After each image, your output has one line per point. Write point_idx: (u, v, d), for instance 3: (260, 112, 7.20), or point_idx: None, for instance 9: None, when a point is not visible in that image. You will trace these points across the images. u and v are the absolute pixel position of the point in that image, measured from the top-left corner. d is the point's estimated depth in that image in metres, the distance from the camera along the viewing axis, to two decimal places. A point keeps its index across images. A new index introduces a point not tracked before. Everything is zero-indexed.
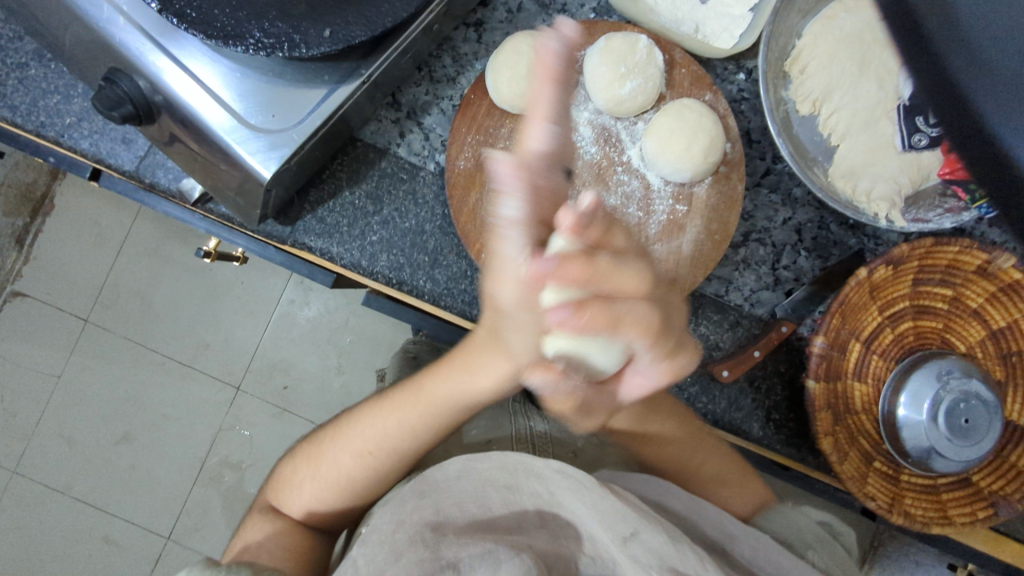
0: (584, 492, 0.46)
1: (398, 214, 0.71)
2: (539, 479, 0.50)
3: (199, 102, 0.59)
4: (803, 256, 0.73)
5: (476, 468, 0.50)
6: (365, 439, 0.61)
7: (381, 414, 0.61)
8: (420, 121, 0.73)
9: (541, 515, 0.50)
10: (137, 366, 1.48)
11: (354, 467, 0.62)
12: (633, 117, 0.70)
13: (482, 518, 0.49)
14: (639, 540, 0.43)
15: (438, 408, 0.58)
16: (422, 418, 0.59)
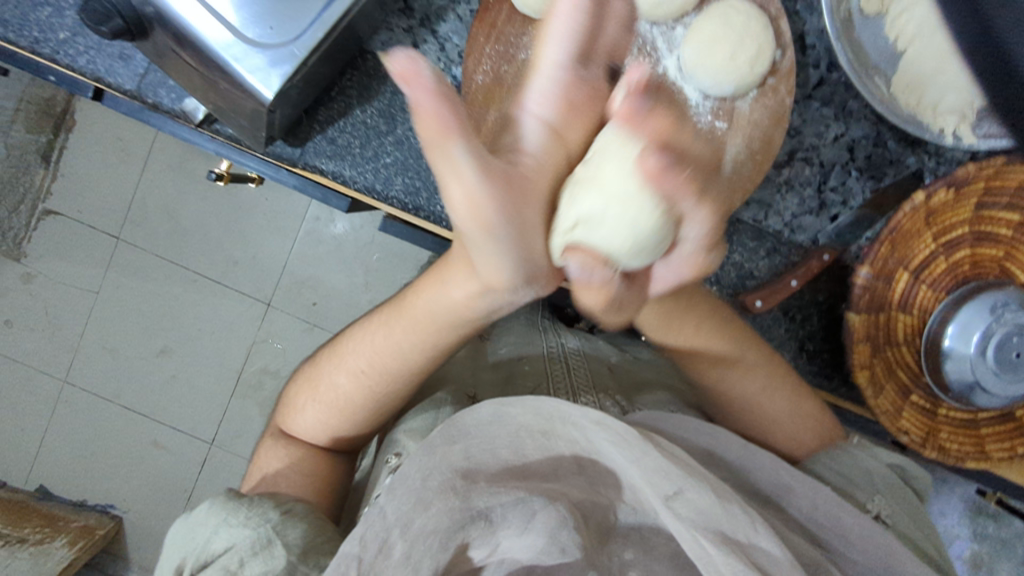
0: (624, 448, 0.44)
1: (413, 134, 0.67)
2: (575, 428, 0.46)
3: (193, 14, 0.53)
4: (854, 176, 0.67)
5: (509, 413, 0.46)
6: (363, 356, 0.59)
7: (376, 324, 0.58)
8: (434, 29, 0.66)
9: (578, 464, 0.47)
10: (171, 282, 1.51)
11: (356, 390, 0.60)
12: (672, 21, 0.62)
13: (517, 465, 0.45)
14: (684, 498, 0.41)
15: (421, 319, 0.54)
16: (417, 331, 0.55)
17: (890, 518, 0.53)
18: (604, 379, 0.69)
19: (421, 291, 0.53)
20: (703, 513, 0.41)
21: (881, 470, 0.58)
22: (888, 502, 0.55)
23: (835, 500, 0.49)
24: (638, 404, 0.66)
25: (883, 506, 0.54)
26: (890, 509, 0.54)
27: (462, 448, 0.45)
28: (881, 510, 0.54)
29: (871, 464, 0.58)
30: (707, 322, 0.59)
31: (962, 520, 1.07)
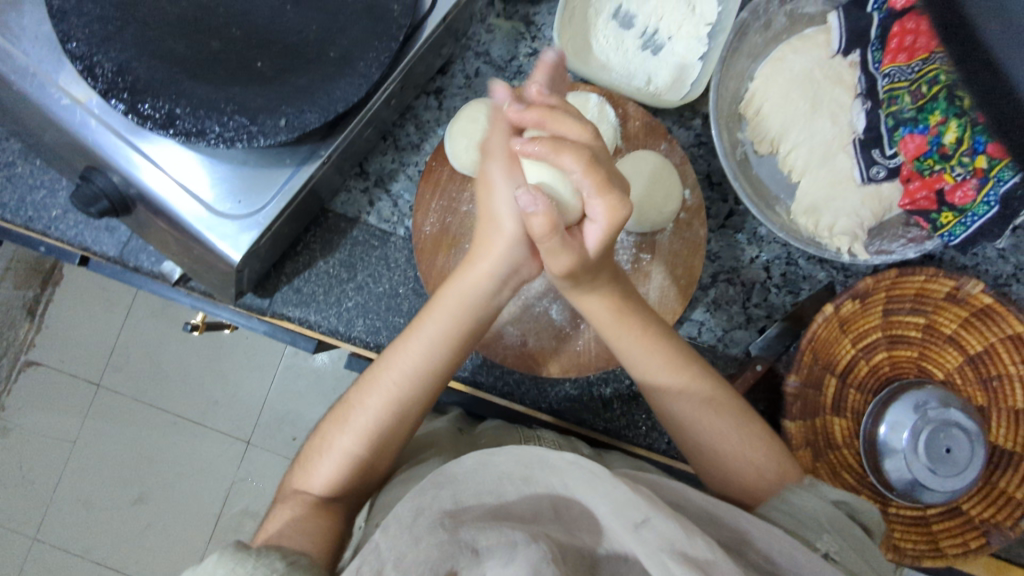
0: (596, 484, 0.42)
1: (371, 280, 0.74)
2: (552, 471, 0.45)
3: (172, 194, 0.62)
4: (774, 293, 0.74)
5: (493, 461, 0.47)
6: (404, 373, 0.60)
7: (410, 329, 0.62)
8: (388, 188, 0.75)
9: (555, 507, 0.45)
10: (149, 426, 1.51)
11: (384, 405, 0.60)
12: None
13: (494, 505, 0.45)
14: (649, 526, 0.39)
15: (456, 305, 0.61)
16: (460, 308, 0.61)
17: (839, 555, 0.49)
18: None
19: (434, 318, 0.61)
20: (665, 537, 0.39)
21: (827, 508, 0.53)
22: (839, 540, 0.49)
23: (789, 537, 0.45)
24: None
25: (831, 543, 0.49)
26: (839, 547, 0.49)
27: (448, 492, 0.46)
28: (829, 547, 0.49)
29: (815, 503, 0.54)
30: (652, 323, 0.63)
31: None
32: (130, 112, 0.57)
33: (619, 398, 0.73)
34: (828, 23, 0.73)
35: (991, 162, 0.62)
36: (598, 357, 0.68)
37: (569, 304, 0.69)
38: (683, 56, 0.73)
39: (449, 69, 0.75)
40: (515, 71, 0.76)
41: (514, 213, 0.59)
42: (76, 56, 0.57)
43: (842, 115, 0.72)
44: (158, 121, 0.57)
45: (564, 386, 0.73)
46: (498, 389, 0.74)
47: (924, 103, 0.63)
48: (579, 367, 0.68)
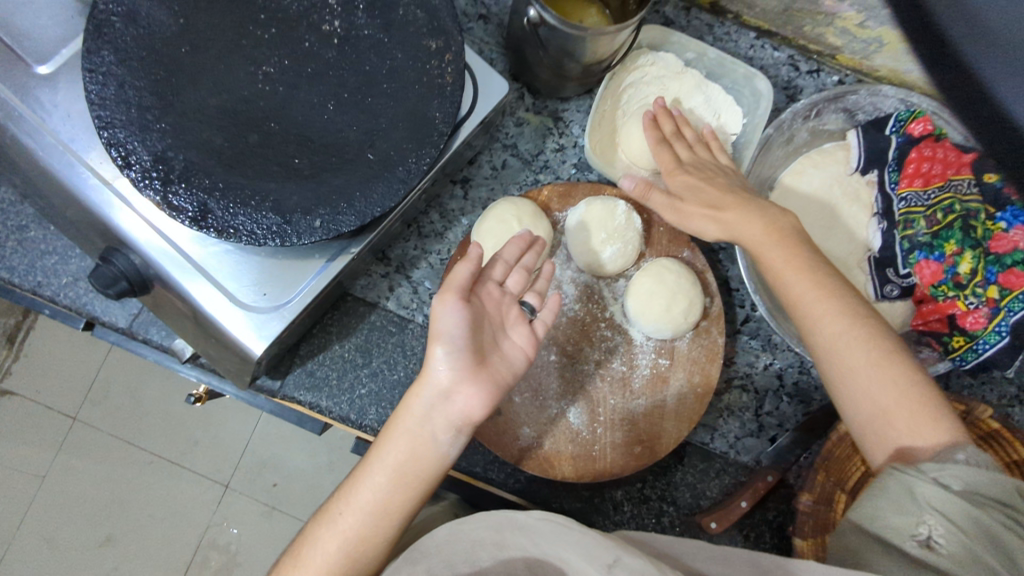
0: (564, 532, 0.48)
1: (387, 367, 0.73)
2: (523, 531, 0.49)
3: (194, 283, 0.61)
4: (785, 400, 0.75)
5: (463, 530, 0.50)
6: (356, 513, 0.55)
7: (367, 458, 0.57)
8: (408, 275, 0.75)
9: (529, 568, 0.47)
10: (126, 466, 1.47)
11: (340, 545, 0.54)
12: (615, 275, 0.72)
13: (469, 574, 0.47)
14: (621, 563, 0.45)
15: (415, 429, 0.56)
16: (412, 440, 0.56)
17: (943, 539, 0.46)
18: None
19: (388, 445, 0.56)
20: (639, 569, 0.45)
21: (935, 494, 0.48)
22: (941, 517, 0.47)
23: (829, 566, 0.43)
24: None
25: (935, 526, 0.47)
26: (942, 526, 0.46)
27: (424, 566, 0.48)
28: (932, 530, 0.47)
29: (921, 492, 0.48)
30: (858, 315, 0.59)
31: None
32: (163, 203, 0.56)
33: (629, 501, 0.72)
34: (848, 140, 0.77)
35: (1002, 293, 0.65)
36: (612, 462, 0.68)
37: (588, 407, 0.69)
38: None
39: (477, 160, 0.76)
40: (542, 166, 0.77)
41: (457, 349, 0.55)
42: (110, 143, 0.56)
43: (859, 232, 0.75)
44: (190, 215, 0.56)
45: (574, 485, 0.73)
46: (509, 485, 0.72)
47: (938, 229, 0.67)
48: (591, 471, 0.68)
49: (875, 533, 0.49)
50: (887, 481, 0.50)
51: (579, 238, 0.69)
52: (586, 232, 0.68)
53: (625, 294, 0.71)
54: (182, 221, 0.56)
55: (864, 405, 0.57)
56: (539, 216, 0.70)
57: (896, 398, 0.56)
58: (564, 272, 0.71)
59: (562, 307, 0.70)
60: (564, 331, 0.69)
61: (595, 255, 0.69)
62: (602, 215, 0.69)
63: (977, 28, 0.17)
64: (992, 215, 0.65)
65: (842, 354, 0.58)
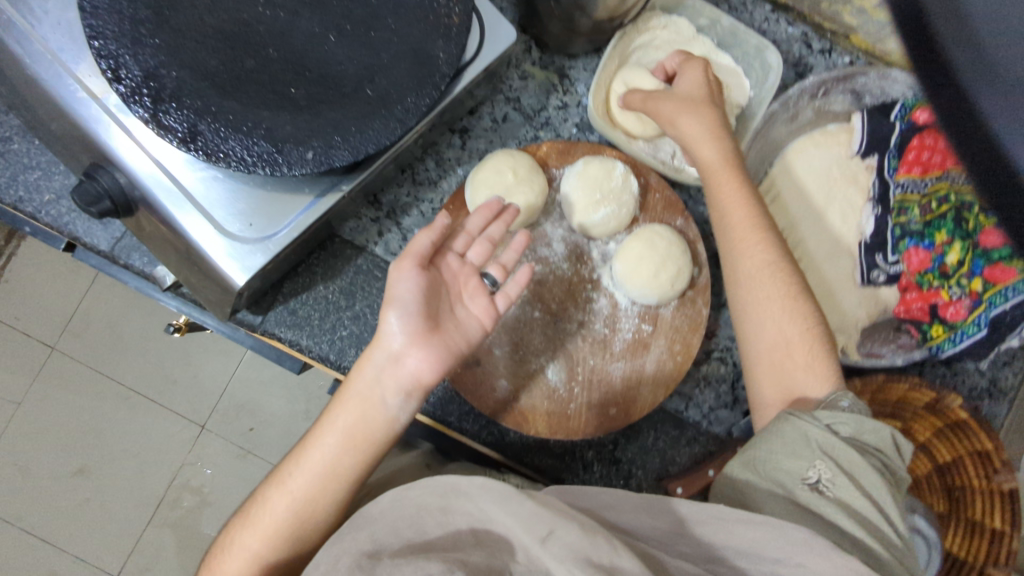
0: (502, 501, 0.44)
1: (370, 311, 0.72)
2: (467, 497, 0.46)
3: (180, 207, 0.60)
4: None
5: (407, 496, 0.47)
6: (303, 476, 0.53)
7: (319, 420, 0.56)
8: (399, 221, 0.74)
9: (474, 533, 0.45)
10: (102, 399, 1.46)
11: (287, 505, 0.53)
12: (605, 237, 0.71)
13: (416, 542, 0.44)
14: (556, 537, 0.42)
15: (362, 394, 0.55)
16: (358, 403, 0.55)
17: (829, 484, 0.50)
18: None
19: (336, 410, 0.55)
20: (572, 544, 0.42)
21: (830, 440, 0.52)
22: (832, 465, 0.51)
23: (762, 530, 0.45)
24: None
25: (824, 471, 0.51)
26: (831, 474, 0.51)
27: (367, 533, 0.45)
28: (823, 475, 0.51)
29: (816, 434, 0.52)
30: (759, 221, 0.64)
31: None
32: (152, 121, 0.54)
33: (599, 461, 0.73)
34: (852, 123, 0.76)
35: (986, 286, 0.66)
36: (586, 422, 0.68)
37: (567, 365, 0.69)
38: None
39: (478, 110, 0.75)
40: (542, 122, 0.76)
41: (409, 313, 0.56)
42: (101, 54, 0.54)
43: (851, 217, 0.75)
44: (179, 135, 0.55)
45: (547, 442, 0.73)
46: (483, 437, 0.73)
47: (931, 218, 0.68)
48: (564, 428, 0.68)
49: (771, 473, 0.52)
50: (784, 425, 0.54)
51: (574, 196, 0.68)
52: (582, 191, 0.68)
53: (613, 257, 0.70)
54: (171, 141, 0.54)
55: (761, 336, 0.61)
56: (535, 170, 0.69)
57: (795, 336, 0.60)
58: (555, 230, 0.71)
59: (551, 265, 0.70)
60: (550, 288, 0.69)
61: (587, 214, 0.68)
62: (600, 176, 0.68)
63: (987, 75, 0.18)
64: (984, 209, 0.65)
65: (740, 300, 0.63)
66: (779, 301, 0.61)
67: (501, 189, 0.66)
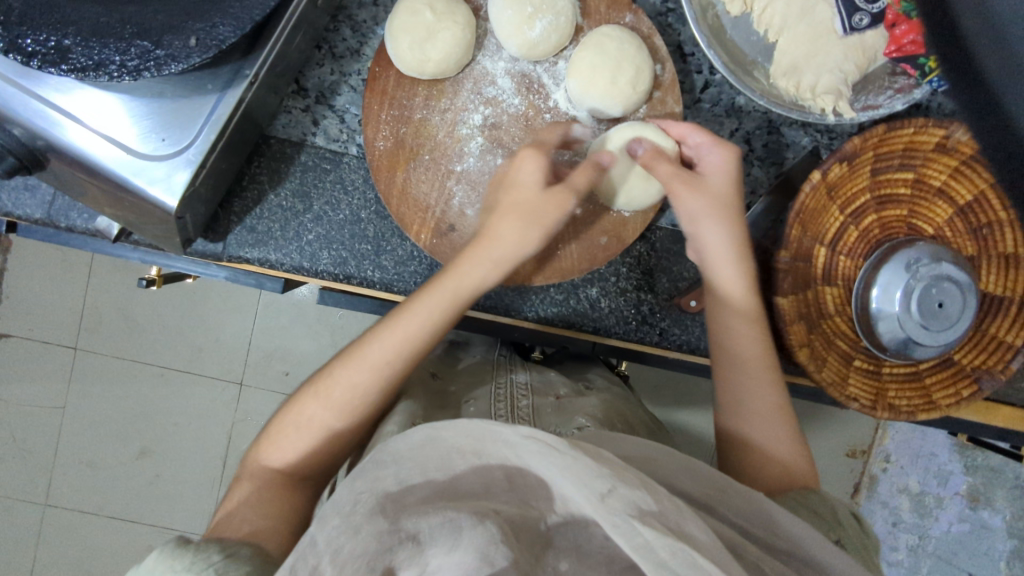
0: (553, 458, 0.38)
1: (330, 208, 0.68)
2: (506, 445, 0.41)
3: (88, 142, 0.55)
4: (757, 166, 0.71)
5: (442, 437, 0.42)
6: (369, 367, 0.55)
7: (404, 309, 0.56)
8: (331, 104, 0.68)
9: (507, 479, 0.42)
10: (137, 382, 1.48)
11: (370, 384, 0.55)
12: (553, 56, 0.64)
13: (443, 484, 0.42)
14: (616, 496, 0.36)
15: (465, 293, 0.56)
16: (454, 302, 0.56)
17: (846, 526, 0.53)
18: (521, 397, 0.65)
19: (423, 309, 0.55)
20: (630, 497, 0.36)
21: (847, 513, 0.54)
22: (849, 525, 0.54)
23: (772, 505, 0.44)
24: (541, 428, 0.61)
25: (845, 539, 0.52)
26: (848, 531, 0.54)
27: (392, 472, 0.43)
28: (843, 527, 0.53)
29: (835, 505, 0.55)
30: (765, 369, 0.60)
31: (953, 457, 1.26)
32: (12, 49, 0.48)
33: (606, 297, 0.71)
34: None
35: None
36: (579, 260, 0.65)
37: None
38: None
39: None
40: None
41: (497, 257, 0.56)
42: None
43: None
44: (48, 57, 0.49)
45: (549, 291, 0.70)
46: (483, 304, 0.70)
47: None
48: (557, 272, 0.65)
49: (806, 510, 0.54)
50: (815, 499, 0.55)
51: (503, 17, 0.61)
52: (511, 9, 0.60)
53: (566, 78, 0.64)
54: (42, 66, 0.49)
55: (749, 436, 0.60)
56: (455, 3, 0.62)
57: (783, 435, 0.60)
58: (496, 64, 0.64)
59: (503, 104, 0.64)
60: (508, 129, 0.64)
61: (523, 34, 0.60)
62: None
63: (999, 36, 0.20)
64: None
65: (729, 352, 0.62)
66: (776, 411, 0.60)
67: (422, 31, 0.60)
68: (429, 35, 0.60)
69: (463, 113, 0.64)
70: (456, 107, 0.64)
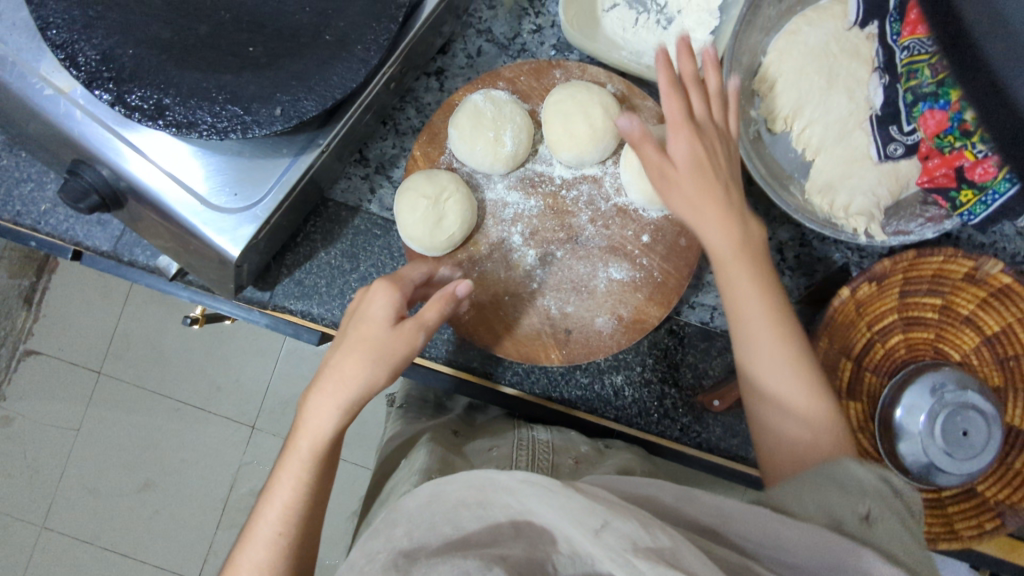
0: (549, 497, 0.40)
1: (375, 270, 0.72)
2: (506, 490, 0.42)
3: (166, 188, 0.59)
4: (787, 275, 0.73)
5: (444, 491, 0.44)
6: (271, 520, 0.53)
7: (286, 466, 0.54)
8: (389, 175, 0.73)
9: (513, 526, 0.42)
10: (154, 413, 1.50)
11: (271, 556, 0.52)
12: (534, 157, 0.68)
13: (453, 537, 0.41)
14: (611, 529, 0.37)
15: (318, 440, 0.54)
16: (304, 451, 0.54)
17: (892, 521, 0.46)
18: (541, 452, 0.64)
19: (286, 472, 0.54)
20: (628, 535, 0.37)
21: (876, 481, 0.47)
22: (894, 501, 0.46)
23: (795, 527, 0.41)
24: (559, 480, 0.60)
25: (872, 508, 0.44)
26: (895, 512, 0.46)
27: (402, 529, 0.42)
28: (884, 515, 0.46)
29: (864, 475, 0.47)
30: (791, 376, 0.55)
31: None
32: (118, 103, 0.54)
33: (629, 385, 0.72)
34: None
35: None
36: (609, 344, 0.67)
37: (579, 293, 0.67)
38: (694, 31, 0.71)
39: (451, 49, 0.73)
40: (518, 49, 0.73)
41: (367, 354, 0.54)
42: (56, 44, 0.53)
43: (859, 90, 0.69)
44: (147, 113, 0.54)
45: (574, 373, 0.72)
46: (507, 380, 0.72)
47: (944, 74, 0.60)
48: (585, 351, 0.67)
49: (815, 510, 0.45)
50: (836, 471, 0.48)
51: (477, 154, 0.65)
52: (479, 144, 0.64)
53: (554, 156, 0.67)
54: (140, 119, 0.54)
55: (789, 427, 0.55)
56: (434, 174, 0.65)
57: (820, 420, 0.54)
58: (497, 194, 0.68)
59: (548, 191, 0.68)
60: (550, 216, 0.67)
61: (498, 153, 0.65)
62: (479, 112, 0.65)
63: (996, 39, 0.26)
64: None
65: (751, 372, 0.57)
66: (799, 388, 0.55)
67: (432, 216, 0.63)
68: (474, 131, 0.64)
69: (499, 202, 0.68)
70: (498, 199, 0.68)
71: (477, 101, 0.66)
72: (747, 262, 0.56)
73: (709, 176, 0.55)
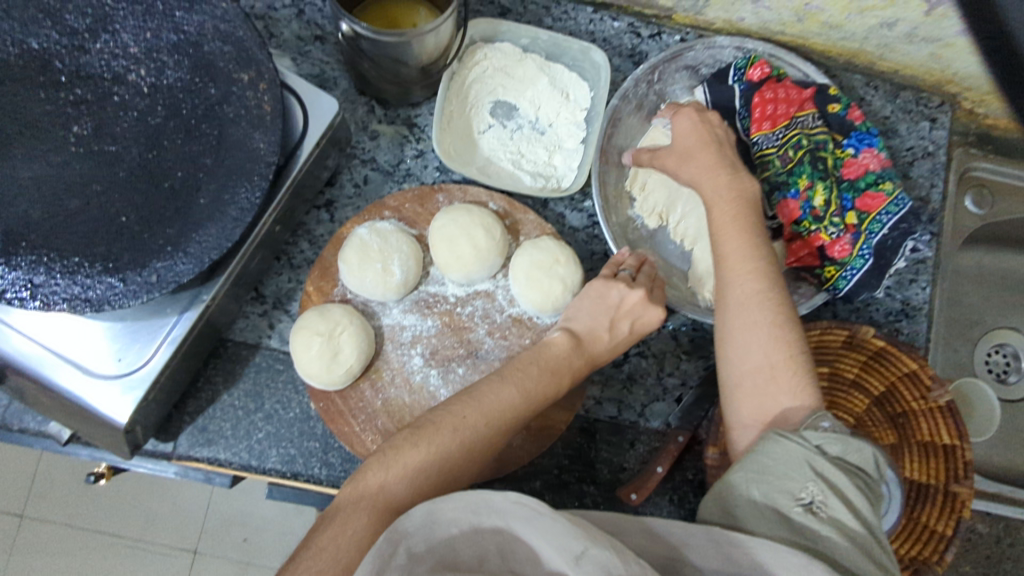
0: (541, 521, 0.38)
1: (280, 406, 0.71)
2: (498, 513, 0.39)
3: (46, 363, 0.58)
4: (685, 359, 0.76)
5: (439, 509, 0.40)
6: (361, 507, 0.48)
7: (386, 464, 0.51)
8: (287, 308, 0.73)
9: (500, 553, 0.38)
10: (85, 552, 1.40)
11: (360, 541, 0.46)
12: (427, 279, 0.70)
13: (439, 555, 0.38)
14: (591, 557, 0.36)
15: (456, 459, 0.53)
16: (429, 461, 0.52)
17: (824, 505, 0.45)
18: None
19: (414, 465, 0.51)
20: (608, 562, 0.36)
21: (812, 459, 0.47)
22: (824, 485, 0.46)
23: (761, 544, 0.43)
24: None
25: (814, 491, 0.46)
26: (824, 494, 0.46)
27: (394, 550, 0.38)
28: (815, 496, 0.46)
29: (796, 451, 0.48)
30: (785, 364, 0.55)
31: None
32: None
33: (549, 489, 0.72)
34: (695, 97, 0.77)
35: (860, 218, 0.68)
36: (521, 453, 0.68)
37: None
38: (565, 141, 0.75)
39: (337, 180, 0.75)
40: (403, 174, 0.76)
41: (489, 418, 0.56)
42: None
43: None
44: (15, 292, 0.53)
45: (492, 484, 0.72)
46: None
47: (793, 166, 0.69)
48: (496, 464, 0.68)
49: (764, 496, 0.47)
50: (772, 447, 0.49)
51: (368, 284, 0.66)
52: (369, 275, 0.66)
53: (445, 276, 0.69)
54: (8, 300, 0.53)
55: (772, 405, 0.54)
56: (326, 310, 0.66)
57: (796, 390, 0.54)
58: (395, 318, 0.69)
59: (444, 311, 0.69)
60: (449, 335, 0.69)
61: (388, 283, 0.66)
62: (366, 245, 0.67)
63: None
64: (840, 143, 0.70)
65: (733, 361, 0.57)
66: (787, 375, 0.54)
67: (327, 350, 0.64)
68: (361, 264, 0.66)
69: (398, 326, 0.69)
70: (397, 322, 0.69)
71: (362, 234, 0.68)
72: (750, 274, 0.58)
73: (745, 214, 0.61)
